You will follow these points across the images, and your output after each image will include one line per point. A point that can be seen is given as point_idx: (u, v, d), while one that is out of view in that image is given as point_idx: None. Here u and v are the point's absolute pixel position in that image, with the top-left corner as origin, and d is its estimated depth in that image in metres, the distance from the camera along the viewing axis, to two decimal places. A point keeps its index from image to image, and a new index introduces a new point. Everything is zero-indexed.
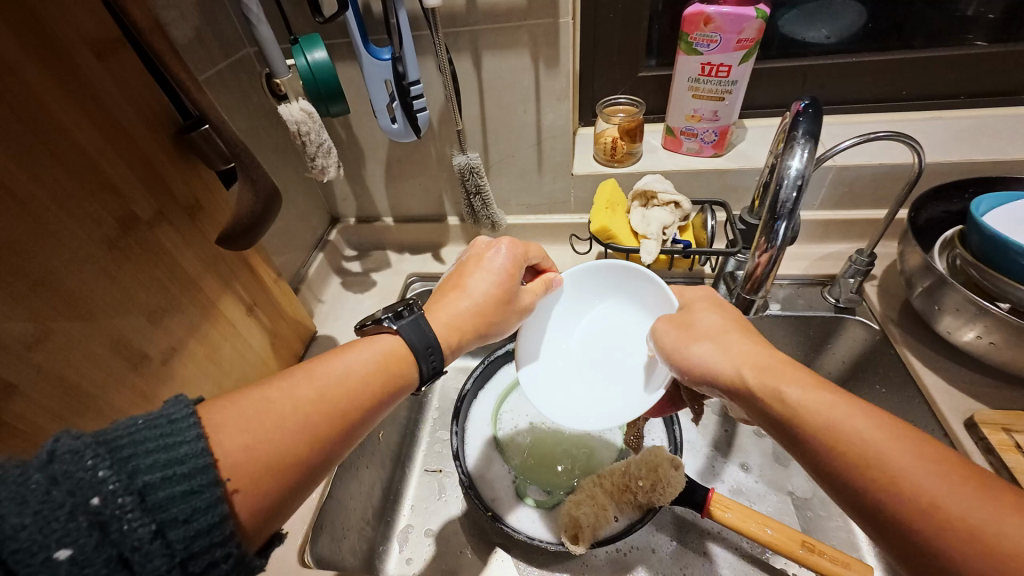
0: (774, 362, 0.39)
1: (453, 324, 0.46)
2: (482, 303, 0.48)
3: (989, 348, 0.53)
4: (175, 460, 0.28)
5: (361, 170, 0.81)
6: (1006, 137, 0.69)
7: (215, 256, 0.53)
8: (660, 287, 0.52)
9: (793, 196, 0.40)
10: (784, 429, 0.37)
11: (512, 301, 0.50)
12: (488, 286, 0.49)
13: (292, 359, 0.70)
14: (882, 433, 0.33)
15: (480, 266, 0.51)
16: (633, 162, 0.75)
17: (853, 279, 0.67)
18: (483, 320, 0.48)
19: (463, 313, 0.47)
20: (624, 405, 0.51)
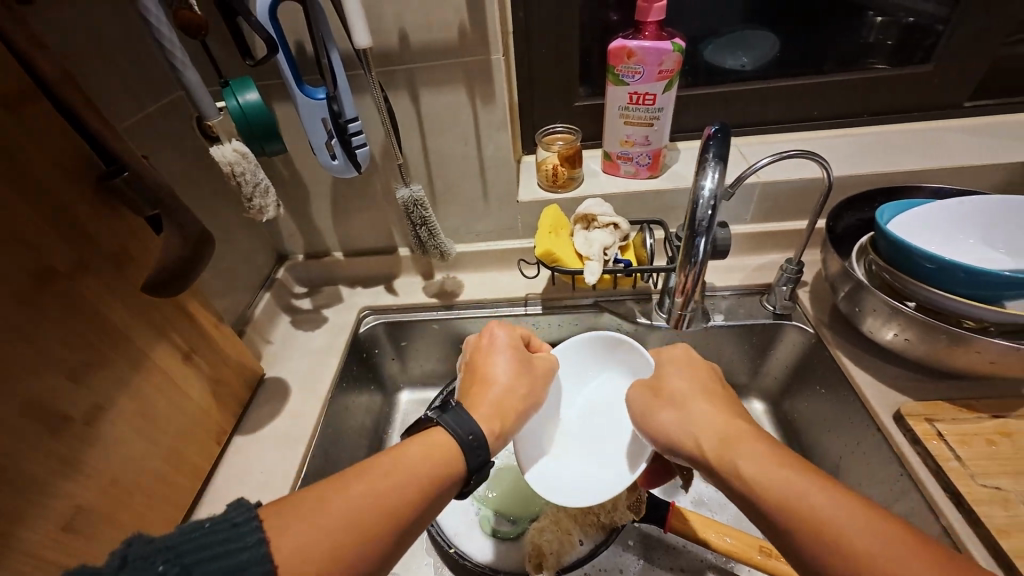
0: (729, 435, 0.42)
1: (499, 413, 0.47)
2: (517, 387, 0.50)
3: (906, 345, 0.57)
4: (235, 567, 0.31)
5: (306, 207, 0.80)
6: (906, 151, 0.76)
7: (146, 302, 0.51)
8: (632, 351, 0.58)
9: (708, 214, 0.43)
10: (740, 498, 0.39)
11: (538, 378, 0.52)
12: (514, 369, 0.51)
13: (238, 405, 0.67)
14: (836, 505, 0.35)
15: (501, 352, 0.52)
16: (575, 187, 0.78)
17: (786, 287, 0.72)
18: (521, 403, 0.49)
19: (504, 401, 0.48)
20: (614, 476, 0.52)
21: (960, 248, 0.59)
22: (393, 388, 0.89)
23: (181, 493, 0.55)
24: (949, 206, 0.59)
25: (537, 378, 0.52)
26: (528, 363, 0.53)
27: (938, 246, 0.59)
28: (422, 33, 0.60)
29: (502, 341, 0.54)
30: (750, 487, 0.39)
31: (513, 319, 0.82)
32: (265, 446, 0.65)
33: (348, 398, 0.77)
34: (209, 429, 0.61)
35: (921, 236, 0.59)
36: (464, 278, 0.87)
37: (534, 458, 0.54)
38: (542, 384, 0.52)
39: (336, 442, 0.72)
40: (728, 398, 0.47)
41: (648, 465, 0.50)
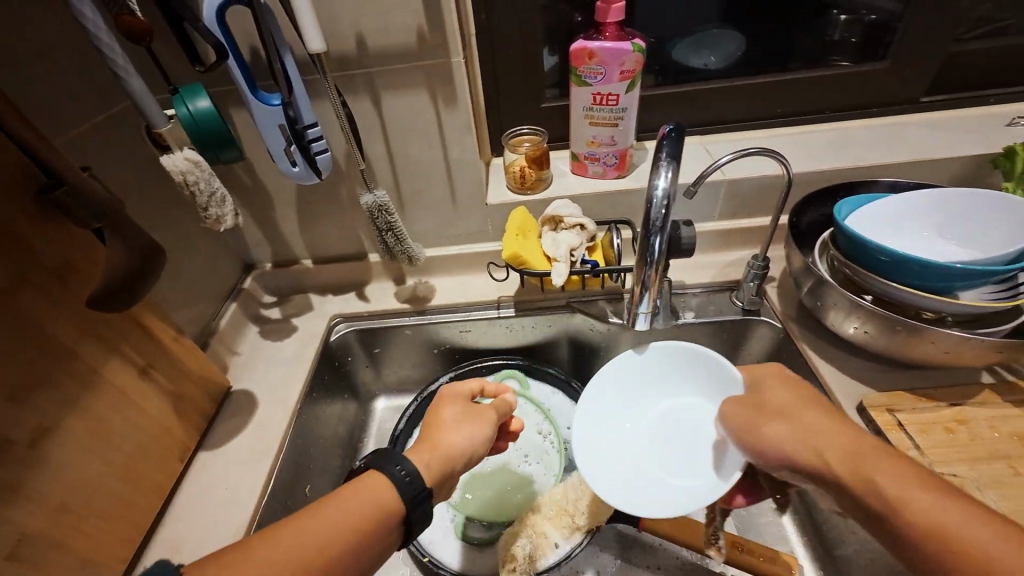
0: (848, 448, 0.41)
1: (434, 454, 0.46)
2: (460, 430, 0.50)
3: (866, 337, 0.58)
4: None
5: (271, 214, 0.78)
6: (866, 146, 0.77)
7: (96, 317, 0.50)
8: (712, 362, 0.56)
9: (662, 213, 0.43)
10: (873, 517, 0.38)
11: (486, 423, 0.52)
12: (460, 413, 0.51)
13: (202, 420, 0.65)
14: (985, 530, 0.34)
15: (452, 398, 0.53)
16: (543, 188, 0.78)
17: (753, 284, 0.72)
18: (461, 448, 0.48)
19: (443, 442, 0.48)
20: (701, 490, 0.50)
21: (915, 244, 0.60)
22: (368, 396, 0.88)
23: (139, 514, 0.54)
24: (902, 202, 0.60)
25: (483, 423, 0.51)
26: (478, 410, 0.53)
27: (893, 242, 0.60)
28: (380, 36, 0.59)
29: (454, 392, 0.54)
30: (890, 505, 0.37)
31: (486, 322, 0.82)
32: (231, 461, 0.63)
33: (319, 408, 0.75)
34: (170, 447, 0.59)
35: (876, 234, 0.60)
36: (436, 283, 0.86)
37: (606, 475, 0.53)
38: (489, 430, 0.52)
39: (307, 453, 0.71)
40: (826, 401, 0.46)
41: (740, 473, 0.47)
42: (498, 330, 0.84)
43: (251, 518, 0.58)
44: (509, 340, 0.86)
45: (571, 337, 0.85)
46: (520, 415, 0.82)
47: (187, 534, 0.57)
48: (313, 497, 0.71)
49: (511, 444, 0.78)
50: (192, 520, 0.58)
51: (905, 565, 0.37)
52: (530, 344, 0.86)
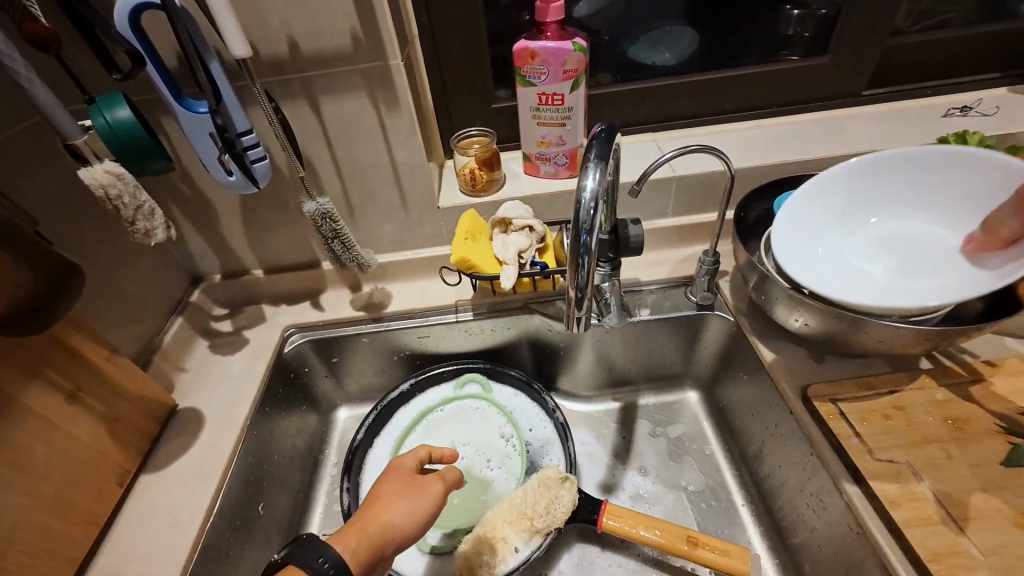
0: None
1: (365, 536, 0.46)
2: (399, 506, 0.49)
3: (809, 329, 0.60)
4: None
5: (216, 225, 0.76)
6: (812, 140, 0.79)
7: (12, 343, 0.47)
8: None
9: (591, 213, 0.42)
10: None
11: (427, 498, 0.51)
12: (400, 488, 0.51)
13: (144, 442, 0.63)
14: None
15: (395, 471, 0.53)
16: (496, 190, 0.77)
17: (706, 279, 0.73)
18: (397, 526, 0.48)
19: (377, 521, 0.47)
20: None
21: (887, 212, 0.63)
22: (329, 407, 0.86)
23: (70, 544, 0.52)
24: (873, 163, 0.62)
25: (424, 497, 0.51)
26: (421, 481, 0.53)
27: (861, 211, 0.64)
28: (312, 40, 0.58)
29: (402, 464, 0.54)
30: None
31: (445, 327, 0.81)
32: (175, 482, 0.61)
33: (273, 422, 0.73)
34: (107, 473, 0.57)
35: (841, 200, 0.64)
36: (394, 288, 0.84)
37: None
38: (431, 505, 0.51)
39: (260, 470, 0.69)
40: None
41: None
42: (458, 334, 0.83)
43: (194, 541, 0.56)
44: (470, 344, 0.85)
45: (532, 338, 0.84)
46: (483, 419, 0.81)
47: (125, 562, 0.55)
48: (268, 514, 0.69)
49: (472, 448, 0.78)
50: (131, 548, 0.56)
51: None
52: (492, 347, 0.86)
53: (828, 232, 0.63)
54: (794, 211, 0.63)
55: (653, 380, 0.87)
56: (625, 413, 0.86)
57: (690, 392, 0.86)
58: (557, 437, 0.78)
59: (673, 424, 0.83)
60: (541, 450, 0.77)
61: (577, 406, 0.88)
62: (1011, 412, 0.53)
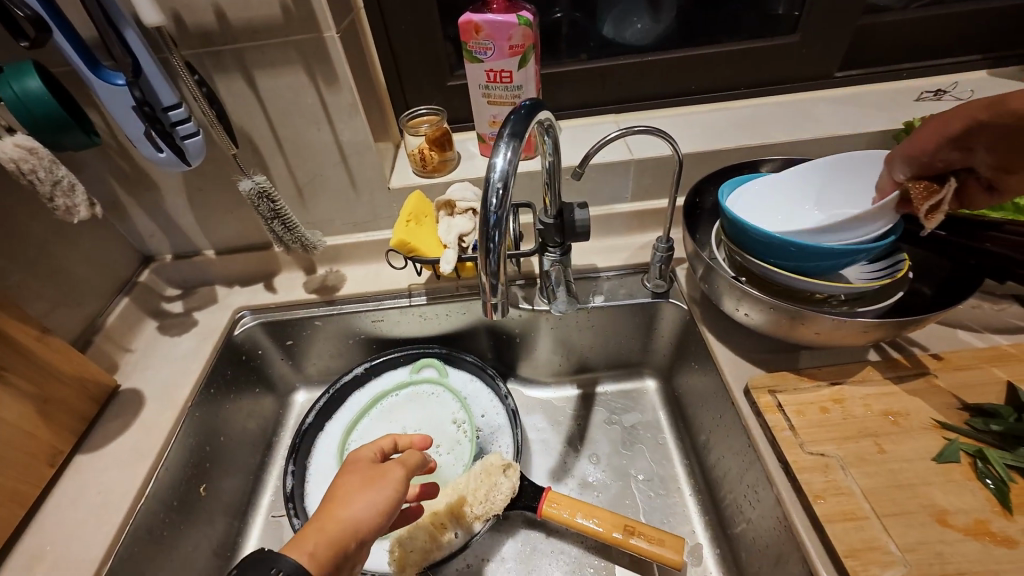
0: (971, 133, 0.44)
1: (323, 538, 0.44)
2: (357, 501, 0.47)
3: (752, 320, 0.58)
4: None
5: (161, 204, 0.74)
6: (776, 123, 0.76)
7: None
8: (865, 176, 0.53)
9: (501, 191, 0.40)
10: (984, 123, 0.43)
11: (390, 485, 0.49)
12: (360, 481, 0.49)
13: (80, 423, 0.62)
14: (985, 103, 0.43)
15: (355, 464, 0.51)
16: (449, 171, 0.75)
17: (660, 266, 0.71)
18: (359, 521, 0.46)
19: (336, 519, 0.45)
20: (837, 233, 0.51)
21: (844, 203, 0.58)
22: (286, 389, 0.85)
23: None
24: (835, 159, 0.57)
25: (385, 486, 0.48)
26: (383, 471, 0.50)
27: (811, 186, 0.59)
28: (240, 10, 0.55)
29: (362, 457, 0.52)
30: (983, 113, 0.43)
31: (398, 311, 0.80)
32: (109, 463, 0.61)
33: (220, 405, 0.73)
34: (34, 454, 0.56)
35: (802, 185, 0.60)
36: (348, 271, 0.83)
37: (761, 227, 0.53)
38: (393, 493, 0.49)
39: (204, 451, 0.69)
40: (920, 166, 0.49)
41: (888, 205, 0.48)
42: (412, 319, 0.82)
43: (122, 524, 0.56)
44: (426, 330, 0.84)
45: (488, 325, 0.83)
46: (436, 404, 0.80)
47: (51, 544, 0.54)
48: (212, 496, 0.69)
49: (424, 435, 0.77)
50: (57, 532, 0.56)
51: (1003, 135, 0.42)
52: (448, 332, 0.85)
53: (773, 209, 0.60)
54: (744, 201, 0.60)
55: (613, 367, 0.86)
56: (582, 401, 0.85)
57: (650, 380, 0.85)
58: (507, 424, 0.77)
59: (630, 412, 0.82)
60: (490, 437, 0.76)
61: (535, 393, 0.87)
62: (950, 407, 0.52)
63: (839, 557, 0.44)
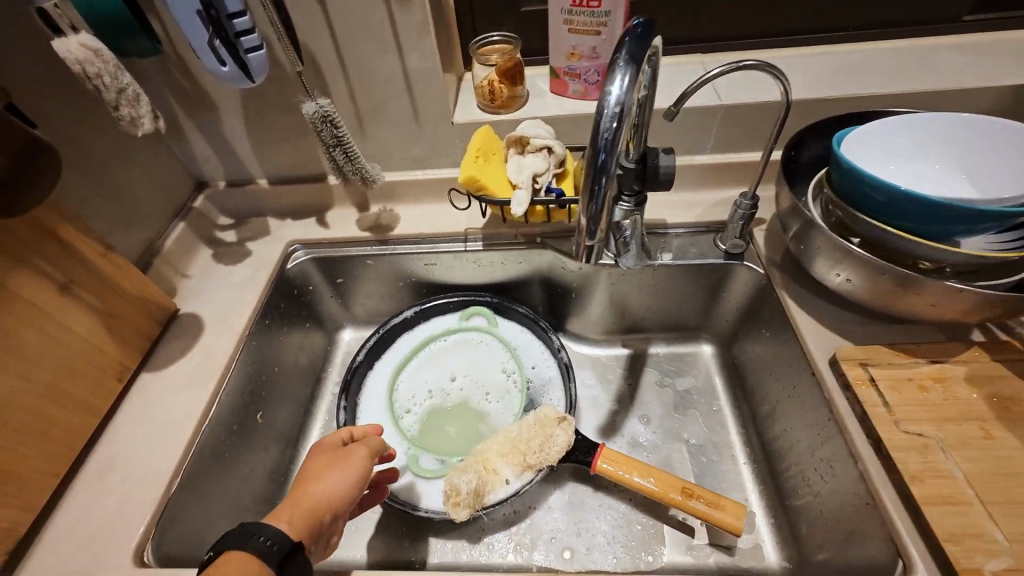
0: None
1: (299, 510, 0.46)
2: (325, 480, 0.49)
3: (850, 286, 0.53)
4: None
5: (217, 126, 0.71)
6: (888, 70, 0.67)
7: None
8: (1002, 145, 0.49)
9: (613, 126, 0.36)
10: None
11: (358, 461, 0.52)
12: (326, 461, 0.51)
13: (144, 341, 0.63)
14: None
15: (320, 448, 0.53)
16: (517, 108, 0.70)
17: (740, 224, 0.66)
18: (331, 494, 0.48)
19: (307, 496, 0.47)
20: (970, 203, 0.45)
21: (950, 171, 0.53)
22: (333, 327, 0.85)
23: (72, 430, 0.53)
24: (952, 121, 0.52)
25: (354, 463, 0.52)
26: (350, 452, 0.53)
27: (917, 145, 0.54)
28: None
29: (325, 442, 0.54)
30: None
31: (452, 256, 0.77)
32: (174, 384, 0.62)
33: (274, 336, 0.73)
34: (106, 366, 0.57)
35: (917, 141, 0.54)
36: (402, 210, 0.80)
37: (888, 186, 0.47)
38: (361, 468, 0.52)
39: (260, 380, 0.69)
40: None
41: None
42: (466, 265, 0.79)
43: (189, 442, 0.57)
44: (479, 276, 0.81)
45: (543, 276, 0.80)
46: (485, 352, 0.79)
47: (124, 455, 0.56)
48: (267, 424, 0.70)
49: (473, 381, 0.77)
50: (127, 445, 0.57)
51: None
52: (501, 281, 0.82)
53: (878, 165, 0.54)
54: (856, 146, 0.53)
55: (669, 330, 0.83)
56: (633, 361, 0.83)
57: (706, 345, 0.82)
58: (559, 378, 0.75)
59: (682, 376, 0.80)
60: (541, 390, 0.75)
61: (584, 350, 0.85)
62: None
63: (939, 544, 0.41)
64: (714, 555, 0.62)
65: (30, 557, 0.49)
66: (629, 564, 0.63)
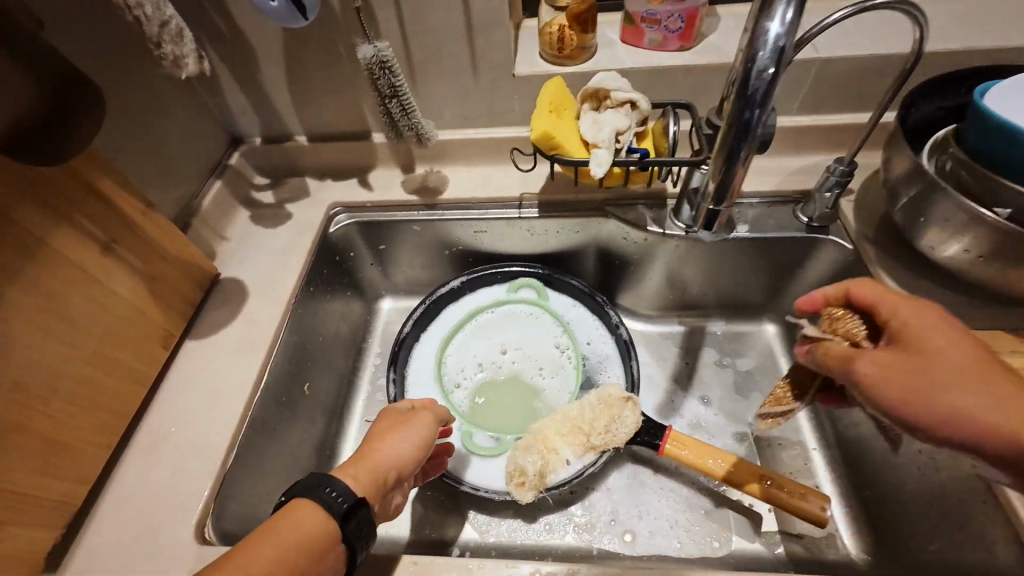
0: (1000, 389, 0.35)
1: (363, 469, 0.43)
2: (390, 442, 0.46)
3: (973, 264, 0.47)
4: None
5: (256, 75, 0.65)
6: (1012, 21, 0.60)
7: (25, 168, 0.40)
8: None
9: (769, 72, 0.37)
10: None
11: (421, 428, 0.49)
12: (390, 425, 0.48)
13: (187, 307, 0.59)
14: None
15: (382, 411, 0.50)
16: (586, 59, 0.63)
17: (830, 194, 0.60)
18: (394, 457, 0.45)
19: (374, 452, 0.45)
20: None
21: None
22: (374, 296, 0.81)
23: (121, 399, 0.50)
24: None
25: (418, 428, 0.48)
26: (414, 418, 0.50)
27: None
28: None
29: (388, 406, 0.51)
30: None
31: (505, 223, 0.72)
32: (221, 353, 0.58)
33: (319, 305, 0.69)
34: (150, 333, 0.53)
35: None
36: (451, 173, 0.75)
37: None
38: (424, 435, 0.48)
39: (305, 351, 0.65)
40: None
41: None
42: (519, 233, 0.74)
43: (243, 415, 0.54)
44: (530, 246, 0.76)
45: (599, 247, 0.75)
46: (537, 326, 0.75)
47: (175, 426, 0.53)
48: (313, 396, 0.67)
49: (524, 356, 0.73)
50: (177, 415, 0.54)
51: None
52: (554, 251, 0.77)
53: None
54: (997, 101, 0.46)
55: (730, 308, 0.78)
56: (689, 339, 0.78)
57: (768, 324, 0.77)
58: (618, 355, 0.71)
59: (743, 356, 0.76)
60: (598, 368, 0.71)
61: (635, 326, 0.81)
62: None
63: None
64: (783, 543, 0.60)
65: (87, 529, 0.47)
66: (694, 549, 0.61)
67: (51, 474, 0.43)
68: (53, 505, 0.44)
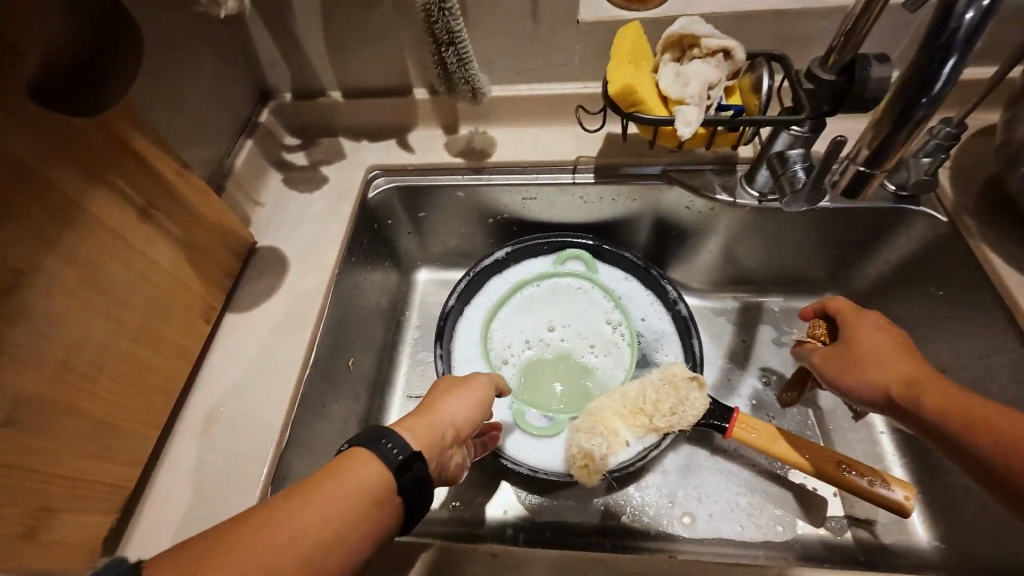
0: (917, 374, 0.40)
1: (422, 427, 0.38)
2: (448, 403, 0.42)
3: None
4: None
5: (288, 22, 0.59)
6: None
7: (56, 117, 0.36)
8: None
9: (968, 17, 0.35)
10: None
11: (478, 395, 0.45)
12: (448, 387, 0.44)
13: (225, 277, 0.55)
14: None
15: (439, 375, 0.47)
16: (659, 4, 0.56)
17: (929, 159, 0.52)
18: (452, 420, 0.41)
19: (433, 411, 0.41)
20: None
21: None
22: (410, 266, 0.77)
23: (167, 376, 0.47)
24: None
25: (475, 394, 0.45)
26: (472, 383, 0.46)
27: None
28: None
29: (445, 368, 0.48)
30: None
31: (558, 189, 0.67)
32: (265, 328, 0.55)
33: (359, 276, 0.65)
34: (192, 305, 0.49)
35: None
36: (499, 134, 0.69)
37: None
38: (481, 404, 0.44)
39: (347, 325, 0.62)
40: None
41: None
42: (571, 200, 0.69)
43: (294, 393, 0.51)
44: (580, 215, 0.71)
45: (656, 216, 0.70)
46: (586, 301, 0.70)
47: (223, 404, 0.50)
48: (356, 371, 0.64)
49: (574, 331, 0.69)
50: (224, 393, 0.51)
51: None
52: (606, 221, 0.72)
53: None
54: None
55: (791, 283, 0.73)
56: (744, 316, 0.74)
57: None
58: (675, 333, 0.68)
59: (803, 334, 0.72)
60: (654, 346, 0.68)
61: (687, 301, 0.76)
62: None
63: None
64: (850, 529, 0.58)
65: (141, 510, 0.45)
66: (756, 533, 0.59)
67: (102, 456, 0.40)
68: (107, 489, 0.41)
